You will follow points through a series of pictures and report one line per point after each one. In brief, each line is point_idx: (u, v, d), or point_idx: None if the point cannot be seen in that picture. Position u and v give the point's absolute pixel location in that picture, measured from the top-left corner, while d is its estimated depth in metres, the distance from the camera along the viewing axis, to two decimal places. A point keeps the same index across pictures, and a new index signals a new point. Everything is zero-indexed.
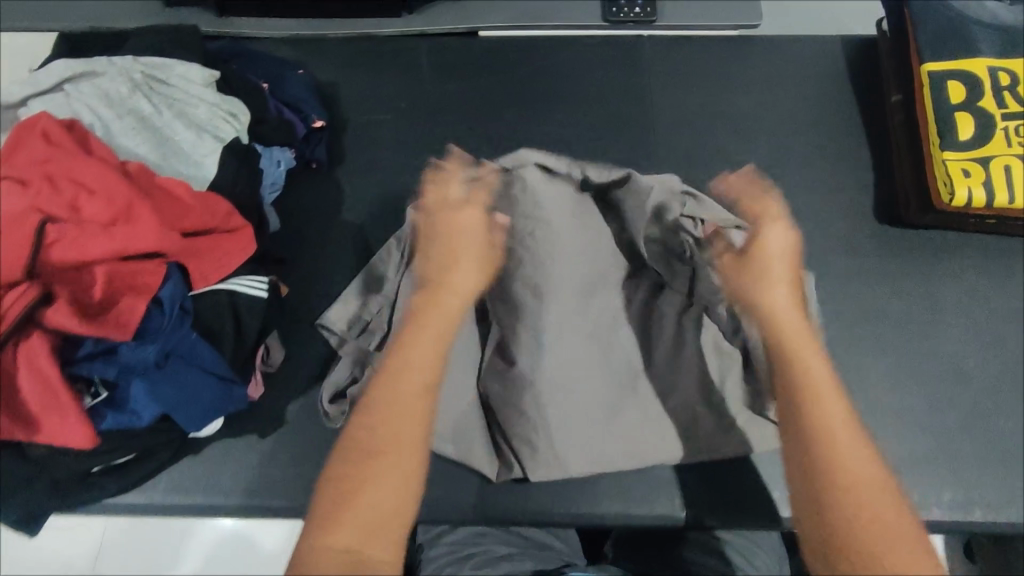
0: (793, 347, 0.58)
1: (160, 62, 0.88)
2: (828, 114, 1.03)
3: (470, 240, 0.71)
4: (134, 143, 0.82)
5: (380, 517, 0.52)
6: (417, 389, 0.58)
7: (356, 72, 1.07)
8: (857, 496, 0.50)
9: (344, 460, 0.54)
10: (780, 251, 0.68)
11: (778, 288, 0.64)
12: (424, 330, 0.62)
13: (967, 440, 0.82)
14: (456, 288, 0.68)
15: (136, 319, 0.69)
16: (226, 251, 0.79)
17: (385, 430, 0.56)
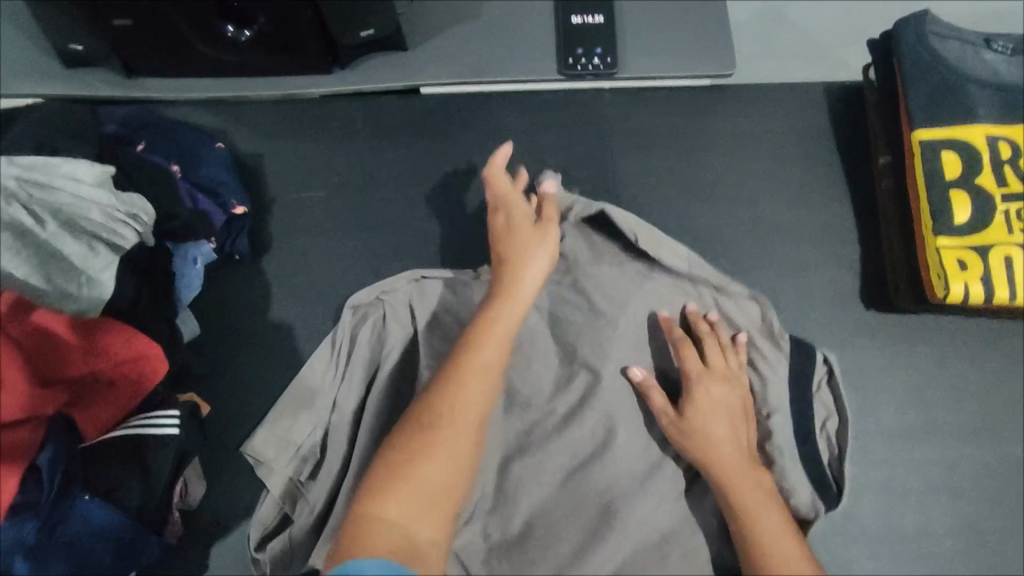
0: (745, 505, 0.68)
1: (42, 162, 0.75)
2: (807, 179, 0.94)
3: (533, 233, 0.77)
4: (11, 265, 0.70)
5: (434, 497, 0.61)
6: (475, 385, 0.67)
7: (285, 144, 0.96)
8: None
9: (410, 435, 0.64)
10: (717, 412, 0.74)
11: (718, 428, 0.73)
12: (493, 328, 0.70)
13: (944, 556, 0.79)
14: (522, 283, 0.74)
15: (8, 500, 0.58)
16: (122, 389, 0.70)
17: (450, 412, 0.65)
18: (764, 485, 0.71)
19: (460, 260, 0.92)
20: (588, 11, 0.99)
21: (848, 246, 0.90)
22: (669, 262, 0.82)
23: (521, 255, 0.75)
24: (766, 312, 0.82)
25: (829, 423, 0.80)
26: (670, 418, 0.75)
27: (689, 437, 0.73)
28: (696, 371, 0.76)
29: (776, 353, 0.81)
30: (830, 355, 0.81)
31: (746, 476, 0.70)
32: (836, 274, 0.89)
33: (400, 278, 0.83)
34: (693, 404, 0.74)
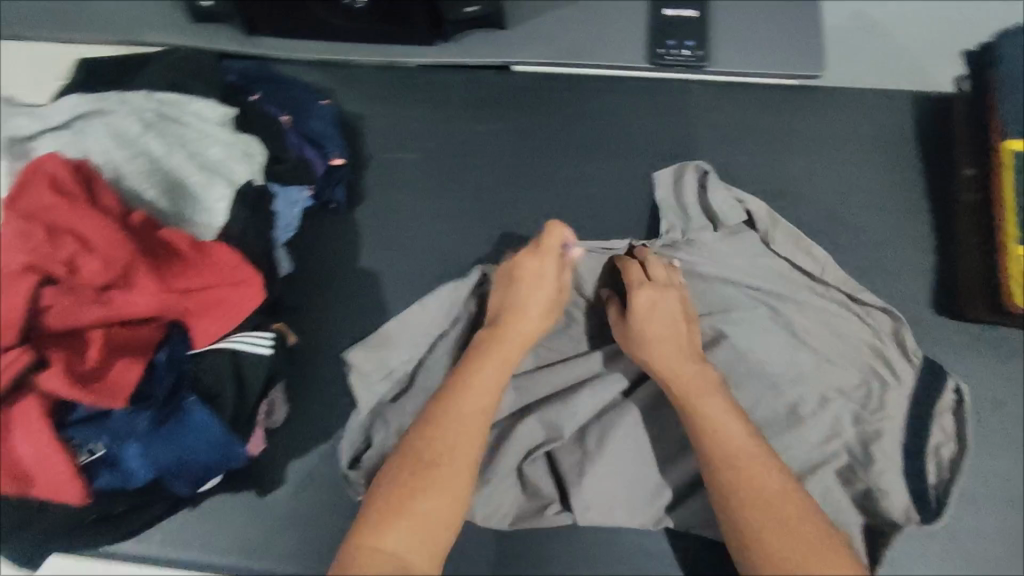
0: (693, 403, 0.74)
1: (175, 99, 0.85)
2: (887, 183, 0.94)
3: (543, 285, 0.82)
4: (143, 187, 0.79)
5: (431, 531, 0.67)
6: (466, 423, 0.73)
7: (385, 107, 1.03)
8: (763, 524, 0.66)
9: (405, 467, 0.70)
10: (657, 311, 0.79)
11: (660, 325, 0.79)
12: (488, 365, 0.77)
13: (995, 566, 0.79)
14: (519, 329, 0.80)
15: (132, 384, 0.68)
16: (231, 306, 0.75)
17: (442, 443, 0.71)
18: (708, 380, 0.76)
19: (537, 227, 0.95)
20: (683, 4, 1.02)
21: (923, 252, 0.91)
22: (799, 258, 0.87)
23: (523, 305, 0.81)
24: (901, 328, 0.84)
25: (943, 449, 0.80)
26: (620, 318, 0.83)
27: (631, 336, 0.80)
28: (637, 279, 0.82)
29: (905, 365, 0.82)
30: (961, 385, 0.81)
31: (690, 376, 0.76)
32: (908, 278, 0.90)
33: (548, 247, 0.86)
34: (636, 302, 0.81)
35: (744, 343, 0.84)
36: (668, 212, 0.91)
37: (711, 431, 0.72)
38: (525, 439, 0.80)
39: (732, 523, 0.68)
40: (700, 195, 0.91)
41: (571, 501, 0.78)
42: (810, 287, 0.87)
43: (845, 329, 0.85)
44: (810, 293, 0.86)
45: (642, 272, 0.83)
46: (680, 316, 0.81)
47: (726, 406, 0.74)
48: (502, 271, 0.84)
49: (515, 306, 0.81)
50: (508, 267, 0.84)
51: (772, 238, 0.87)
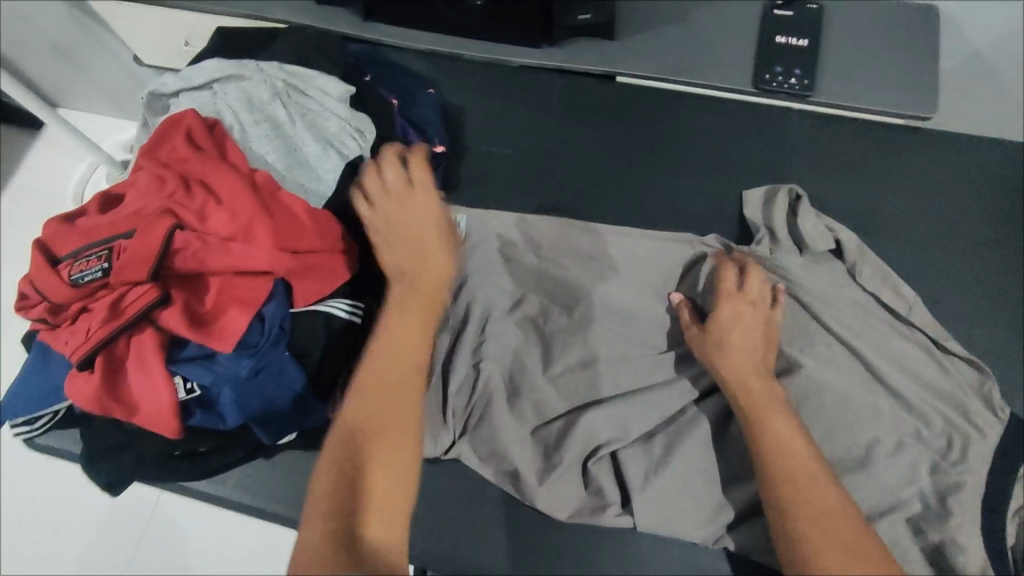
0: (757, 416, 0.74)
1: (303, 72, 0.89)
2: (985, 235, 0.93)
3: (431, 225, 0.75)
4: (266, 151, 0.84)
5: (387, 501, 0.66)
6: (392, 391, 0.71)
7: (486, 101, 1.06)
8: (817, 539, 0.65)
9: (349, 442, 0.68)
10: (738, 328, 0.79)
11: (742, 342, 0.79)
12: (406, 323, 0.73)
13: None
14: (426, 276, 0.75)
15: (238, 333, 0.71)
16: (328, 269, 0.80)
17: (377, 413, 0.69)
18: (777, 396, 0.76)
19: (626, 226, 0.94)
20: (795, 32, 1.01)
21: (1018, 310, 0.89)
22: (887, 293, 0.86)
23: (421, 249, 0.75)
24: (986, 382, 0.82)
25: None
26: (695, 329, 0.82)
27: (707, 346, 0.80)
28: (728, 292, 0.81)
29: (992, 419, 0.80)
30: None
31: (759, 390, 0.76)
32: (1001, 333, 0.87)
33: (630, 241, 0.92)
34: (716, 316, 0.81)
35: (831, 374, 0.82)
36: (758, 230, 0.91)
37: (776, 448, 0.72)
38: (589, 434, 0.83)
39: (785, 536, 0.67)
40: (790, 220, 0.91)
41: (632, 503, 0.80)
42: (895, 326, 0.85)
43: (932, 378, 0.82)
44: (899, 337, 0.84)
45: (727, 284, 0.82)
46: (765, 337, 0.80)
47: (792, 428, 0.73)
48: (379, 215, 0.76)
49: (415, 251, 0.75)
50: (385, 214, 0.76)
51: (861, 271, 0.86)
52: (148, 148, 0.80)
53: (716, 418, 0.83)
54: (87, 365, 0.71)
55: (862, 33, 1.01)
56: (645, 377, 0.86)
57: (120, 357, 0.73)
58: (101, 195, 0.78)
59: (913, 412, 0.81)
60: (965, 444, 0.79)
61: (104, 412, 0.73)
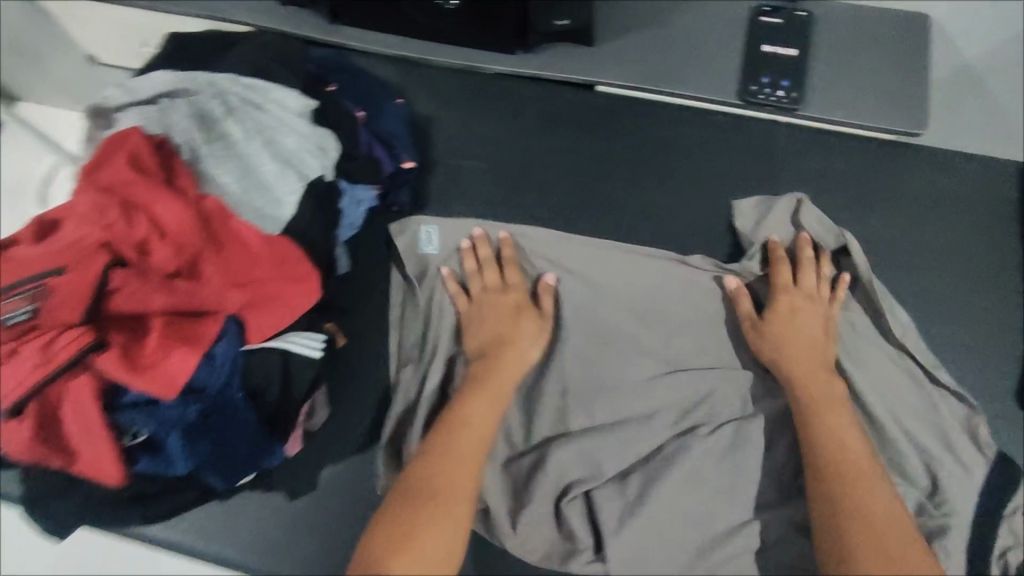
0: (813, 418, 0.76)
1: (258, 84, 0.82)
2: (974, 259, 0.90)
3: (523, 318, 0.84)
4: (218, 172, 0.77)
5: (435, 556, 0.69)
6: (466, 454, 0.75)
7: (458, 111, 1.01)
8: (869, 551, 0.68)
9: (411, 497, 0.72)
10: (798, 324, 0.81)
11: (800, 336, 0.81)
12: (481, 395, 0.79)
13: None
14: (513, 357, 0.82)
15: (184, 377, 0.66)
16: (288, 300, 0.74)
17: (445, 471, 0.74)
18: (835, 392, 0.78)
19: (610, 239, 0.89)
20: (781, 42, 0.97)
21: (1007, 338, 0.86)
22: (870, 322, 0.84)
23: (512, 335, 0.83)
24: (975, 417, 0.79)
25: (1010, 554, 0.76)
26: (751, 319, 0.83)
27: (765, 337, 0.82)
28: (787, 284, 0.84)
29: (975, 456, 0.78)
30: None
31: (818, 390, 0.78)
32: (986, 363, 0.85)
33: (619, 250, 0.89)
34: (773, 309, 0.83)
35: None
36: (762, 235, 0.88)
37: (835, 449, 0.74)
38: (561, 469, 0.80)
39: (834, 546, 0.69)
40: (792, 219, 0.89)
41: (606, 548, 0.77)
42: (880, 358, 0.82)
43: (916, 414, 0.80)
44: (889, 363, 0.82)
45: (788, 280, 0.84)
46: (824, 335, 0.81)
47: (848, 429, 0.75)
48: (476, 304, 0.85)
49: (503, 334, 0.83)
50: (480, 306, 0.85)
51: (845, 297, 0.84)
52: (89, 170, 0.72)
53: (697, 457, 0.80)
54: (15, 413, 0.64)
55: (851, 43, 0.97)
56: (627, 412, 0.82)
57: (52, 402, 0.66)
58: (35, 221, 0.70)
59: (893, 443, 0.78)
60: (948, 480, 0.76)
61: (38, 461, 0.67)
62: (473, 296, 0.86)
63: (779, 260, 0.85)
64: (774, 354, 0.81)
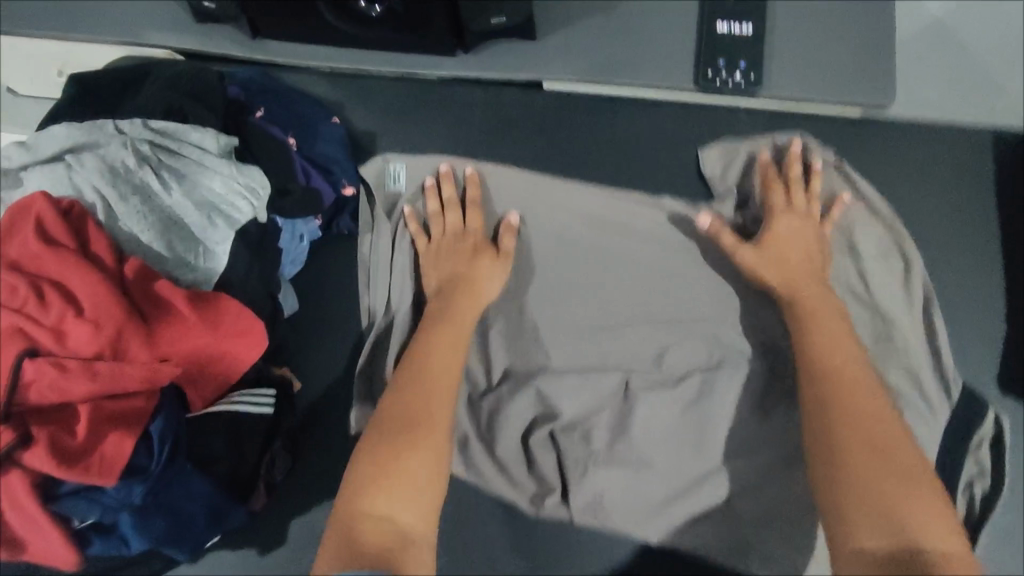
0: (803, 323, 0.74)
1: (172, 128, 0.76)
2: (958, 234, 0.84)
3: (486, 254, 0.82)
4: (138, 230, 0.72)
5: (418, 487, 0.65)
6: (434, 397, 0.71)
7: (400, 123, 0.94)
8: (860, 451, 0.65)
9: (383, 429, 0.68)
10: (786, 237, 0.78)
11: (790, 249, 0.78)
12: (446, 331, 0.76)
13: None
14: (479, 293, 0.79)
15: (123, 462, 0.62)
16: (231, 359, 0.71)
17: (416, 404, 0.70)
18: (828, 298, 0.76)
19: (571, 240, 0.85)
20: (736, 17, 0.90)
21: (997, 315, 0.81)
22: (842, 271, 0.82)
23: (474, 272, 0.80)
24: (940, 355, 0.77)
25: (976, 485, 0.73)
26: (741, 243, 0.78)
27: (758, 256, 0.78)
28: (774, 205, 0.81)
29: (941, 399, 0.76)
30: (1002, 416, 0.75)
31: (807, 292, 0.75)
32: (976, 349, 0.80)
33: (594, 197, 0.85)
34: (765, 227, 0.79)
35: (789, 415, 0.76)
36: (743, 157, 0.86)
37: (822, 348, 0.72)
38: (519, 411, 0.78)
39: (827, 450, 0.66)
40: (775, 145, 0.87)
41: (574, 490, 0.76)
42: (858, 308, 0.81)
43: (897, 389, 0.76)
44: (851, 304, 0.81)
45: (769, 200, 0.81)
46: (813, 250, 0.79)
47: (838, 332, 0.73)
48: (437, 251, 0.83)
49: (466, 271, 0.80)
50: (439, 250, 0.83)
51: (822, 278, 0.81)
52: None
53: (674, 453, 0.76)
54: None
55: (811, 11, 0.90)
56: (594, 386, 0.78)
57: None
58: None
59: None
60: (912, 422, 0.75)
61: None
62: (435, 240, 0.84)
63: (763, 178, 0.83)
64: (763, 272, 0.77)
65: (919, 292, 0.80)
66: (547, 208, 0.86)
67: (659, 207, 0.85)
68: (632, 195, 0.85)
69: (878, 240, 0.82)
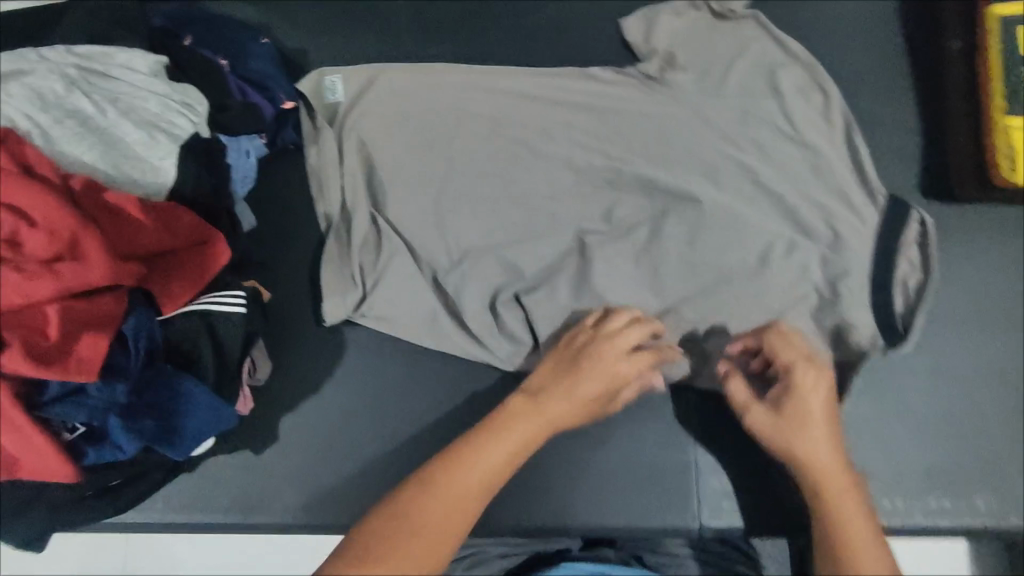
0: (817, 483, 0.68)
1: (94, 52, 0.77)
2: (872, 65, 0.88)
3: (608, 380, 0.74)
4: (79, 151, 0.72)
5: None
6: (467, 492, 0.64)
7: (329, 38, 0.96)
8: None
9: (392, 521, 0.60)
10: (807, 412, 0.70)
11: (808, 416, 0.70)
12: (514, 433, 0.69)
13: (1009, 443, 0.78)
14: (579, 407, 0.73)
15: (101, 358, 0.65)
16: (192, 264, 0.73)
17: (434, 509, 0.62)
18: (850, 477, 0.68)
19: (506, 123, 0.88)
20: None
21: (915, 132, 0.86)
22: (771, 108, 0.85)
23: (577, 377, 0.73)
24: (865, 167, 0.83)
25: (910, 281, 0.79)
26: (757, 406, 0.72)
27: (773, 424, 0.71)
28: (789, 367, 0.72)
29: (869, 207, 0.82)
30: (925, 216, 0.80)
31: (827, 464, 0.68)
32: (899, 166, 0.85)
33: (530, 75, 0.89)
34: (787, 397, 0.71)
35: (734, 247, 0.81)
36: (665, 13, 0.89)
37: (839, 524, 0.65)
38: (481, 275, 0.83)
39: None
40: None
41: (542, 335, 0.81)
42: (791, 139, 0.84)
43: (830, 206, 0.82)
44: (783, 139, 0.84)
45: (782, 356, 0.73)
46: (831, 418, 0.71)
47: (858, 496, 0.67)
48: (568, 346, 0.76)
49: (572, 374, 0.74)
50: (583, 351, 0.75)
51: (750, 119, 0.85)
52: None
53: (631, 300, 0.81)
54: None
55: None
56: (548, 246, 0.83)
57: None
58: None
59: (782, 201, 0.82)
60: (848, 232, 0.80)
61: None
62: (590, 338, 0.76)
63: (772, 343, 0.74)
64: (785, 450, 0.70)
65: (839, 115, 0.85)
66: (482, 93, 0.89)
67: (589, 78, 0.89)
68: (566, 69, 0.89)
69: (797, 76, 0.86)
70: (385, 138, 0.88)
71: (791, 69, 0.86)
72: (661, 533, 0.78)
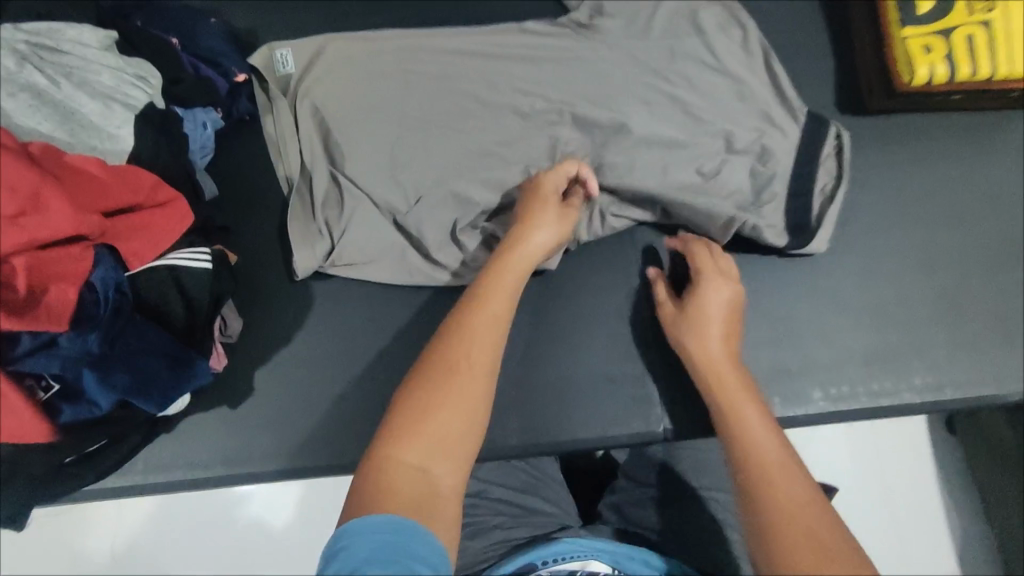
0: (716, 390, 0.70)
1: (42, 29, 0.77)
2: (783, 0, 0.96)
3: (554, 206, 0.76)
4: (37, 122, 0.71)
5: (445, 440, 0.57)
6: (489, 333, 0.63)
7: (276, 15, 1.00)
8: (788, 521, 0.56)
9: (427, 368, 0.60)
10: (707, 308, 0.76)
11: (709, 311, 0.76)
12: (506, 278, 0.69)
13: (936, 323, 0.85)
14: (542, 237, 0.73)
15: (71, 307, 0.68)
16: (156, 225, 0.76)
17: (464, 356, 0.61)
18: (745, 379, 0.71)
19: (451, 75, 0.93)
20: None
21: (826, 58, 0.94)
22: (694, 45, 0.92)
23: (529, 216, 0.75)
24: (783, 89, 0.90)
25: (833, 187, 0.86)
26: (670, 307, 0.80)
27: (680, 321, 0.78)
28: (698, 269, 0.79)
29: (790, 124, 0.89)
30: (841, 130, 0.88)
31: (724, 368, 0.72)
32: (814, 89, 0.93)
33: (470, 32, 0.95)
34: (694, 295, 0.78)
35: (675, 170, 0.86)
36: None
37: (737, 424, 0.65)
38: (440, 218, 0.87)
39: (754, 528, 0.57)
40: None
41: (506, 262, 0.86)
42: (716, 69, 0.91)
43: (756, 126, 0.88)
44: (708, 70, 0.91)
45: (696, 262, 0.80)
46: (734, 312, 0.77)
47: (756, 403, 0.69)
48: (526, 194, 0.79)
49: (523, 218, 0.75)
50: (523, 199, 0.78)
51: (677, 56, 0.92)
52: None
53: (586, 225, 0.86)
54: None
55: None
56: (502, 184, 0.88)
57: None
58: None
59: (713, 125, 0.88)
60: (774, 148, 0.87)
61: None
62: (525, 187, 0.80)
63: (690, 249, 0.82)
64: (682, 339, 0.77)
65: (756, 45, 0.92)
66: (426, 51, 0.94)
67: (525, 31, 0.95)
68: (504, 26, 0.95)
69: (715, 14, 0.93)
70: (337, 100, 0.91)
71: (710, 8, 0.93)
72: (629, 440, 0.83)
